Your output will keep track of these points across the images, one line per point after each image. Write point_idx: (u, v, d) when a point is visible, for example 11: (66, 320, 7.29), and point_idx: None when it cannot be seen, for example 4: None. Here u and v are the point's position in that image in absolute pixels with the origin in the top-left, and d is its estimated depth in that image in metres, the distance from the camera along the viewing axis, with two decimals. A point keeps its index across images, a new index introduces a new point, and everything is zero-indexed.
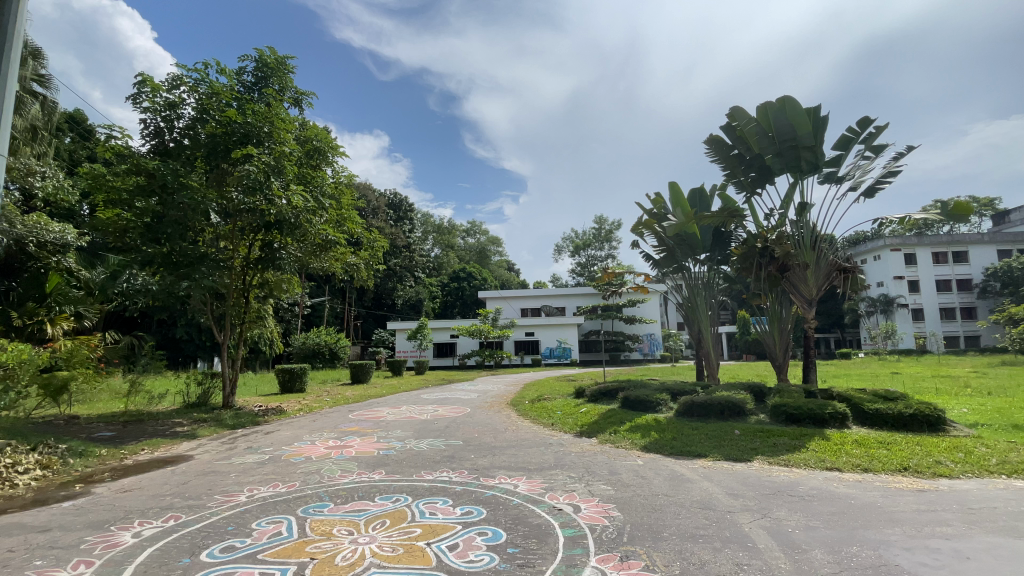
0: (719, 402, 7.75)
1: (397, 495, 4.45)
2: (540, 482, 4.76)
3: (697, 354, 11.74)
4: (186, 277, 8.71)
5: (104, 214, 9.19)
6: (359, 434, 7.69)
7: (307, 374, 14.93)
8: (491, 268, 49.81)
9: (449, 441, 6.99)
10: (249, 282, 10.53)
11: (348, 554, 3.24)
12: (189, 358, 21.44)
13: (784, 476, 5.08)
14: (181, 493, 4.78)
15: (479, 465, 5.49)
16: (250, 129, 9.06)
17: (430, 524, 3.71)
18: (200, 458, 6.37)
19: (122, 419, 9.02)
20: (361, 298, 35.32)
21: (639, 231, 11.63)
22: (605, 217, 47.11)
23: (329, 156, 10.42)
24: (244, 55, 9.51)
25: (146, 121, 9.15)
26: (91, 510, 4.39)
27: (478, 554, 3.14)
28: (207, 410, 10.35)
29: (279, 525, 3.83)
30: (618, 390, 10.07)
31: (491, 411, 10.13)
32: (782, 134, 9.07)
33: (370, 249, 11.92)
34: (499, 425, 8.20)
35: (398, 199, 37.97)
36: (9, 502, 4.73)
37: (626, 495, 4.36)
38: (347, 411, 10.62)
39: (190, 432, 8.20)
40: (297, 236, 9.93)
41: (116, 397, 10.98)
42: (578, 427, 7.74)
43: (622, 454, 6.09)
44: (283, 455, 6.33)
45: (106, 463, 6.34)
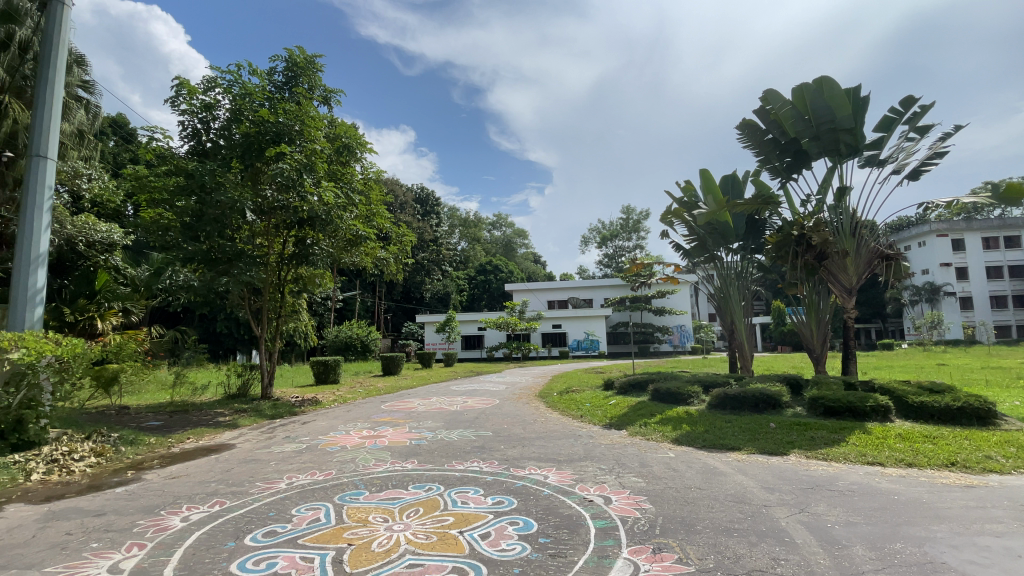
0: (754, 394, 7.54)
1: (429, 484, 4.53)
2: (570, 473, 4.77)
3: (731, 346, 11.44)
4: (226, 274, 9.04)
5: (147, 214, 9.58)
6: (392, 424, 7.86)
7: (340, 366, 15.32)
8: (517, 261, 49.86)
9: (479, 432, 7.06)
10: (284, 277, 10.86)
11: (384, 540, 3.33)
12: (229, 351, 22.22)
13: (823, 470, 4.93)
14: (225, 480, 5.00)
15: (509, 456, 5.53)
16: (282, 128, 9.29)
17: (462, 513, 3.76)
18: (242, 447, 6.64)
19: (169, 409, 9.47)
20: (391, 291, 35.95)
21: (669, 220, 11.43)
22: (631, 207, 46.44)
23: (358, 153, 10.58)
24: (274, 56, 9.75)
25: (184, 123, 9.48)
26: (142, 496, 4.63)
27: (510, 543, 3.18)
28: (247, 401, 10.73)
29: (318, 512, 3.96)
30: (648, 383, 9.99)
31: (520, 402, 10.19)
32: (819, 117, 8.73)
33: (399, 244, 12.04)
34: (528, 417, 8.23)
35: (425, 193, 38.29)
36: (67, 487, 5.04)
37: (658, 488, 4.33)
38: (380, 402, 10.89)
39: (232, 422, 8.55)
40: (329, 231, 10.12)
41: (162, 388, 11.54)
42: (607, 419, 7.72)
43: (653, 446, 6.05)
44: (319, 444, 6.54)
45: (154, 450, 6.68)
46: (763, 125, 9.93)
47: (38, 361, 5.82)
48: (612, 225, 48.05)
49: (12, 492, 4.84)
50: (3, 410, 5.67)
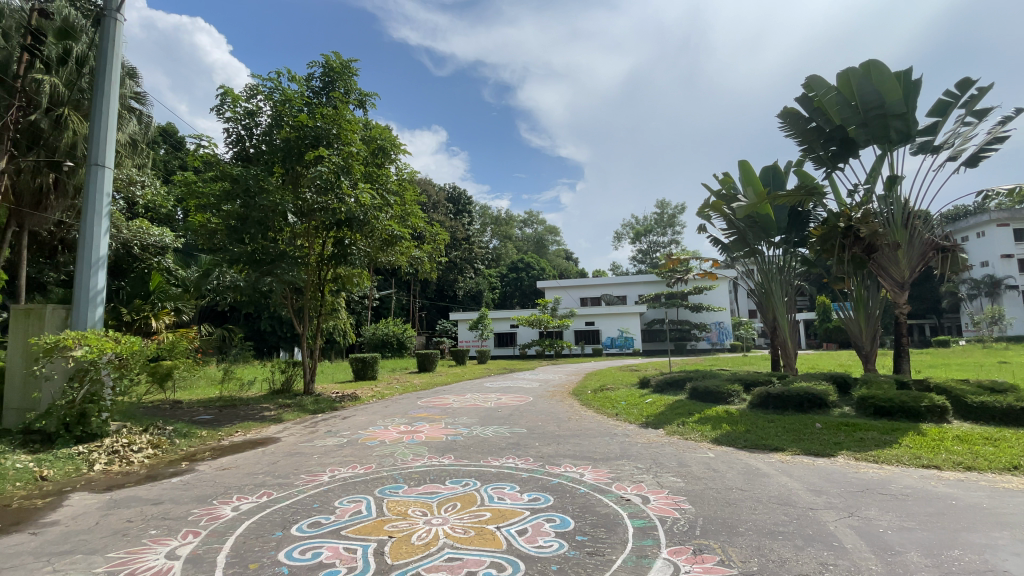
0: (798, 393, 7.28)
1: (466, 479, 4.58)
2: (606, 471, 4.74)
3: (773, 343, 11.07)
4: (269, 274, 9.40)
5: (195, 218, 10.03)
6: (428, 420, 8.01)
7: (378, 362, 15.67)
8: (549, 258, 49.69)
9: (514, 428, 7.10)
10: (324, 276, 11.17)
11: (423, 534, 3.40)
12: (273, 348, 23.11)
13: (873, 473, 4.72)
14: (272, 472, 5.21)
15: (544, 453, 5.54)
16: (321, 132, 9.60)
17: (499, 508, 3.80)
18: (286, 440, 6.89)
19: (218, 404, 9.94)
20: (425, 289, 36.50)
21: (706, 214, 11.12)
22: (666, 202, 45.49)
23: (392, 155, 10.79)
24: (312, 62, 10.03)
25: (229, 130, 9.90)
26: (194, 486, 4.88)
27: (547, 541, 3.18)
28: (291, 396, 11.14)
29: (359, 504, 4.08)
30: (685, 381, 9.79)
31: (553, 400, 10.18)
32: (867, 102, 8.31)
33: (433, 243, 12.20)
34: (563, 415, 8.21)
35: (457, 192, 38.64)
36: (127, 477, 5.37)
37: (697, 488, 4.24)
38: (416, 398, 11.10)
39: (277, 416, 8.89)
40: (366, 232, 10.36)
41: (212, 384, 12.11)
42: (644, 417, 7.62)
43: (692, 446, 5.93)
44: (359, 439, 6.72)
45: (206, 443, 7.03)
46: (806, 113, 9.54)
47: (99, 358, 6.20)
48: (646, 220, 47.25)
49: (78, 481, 5.20)
50: (69, 404, 6.18)
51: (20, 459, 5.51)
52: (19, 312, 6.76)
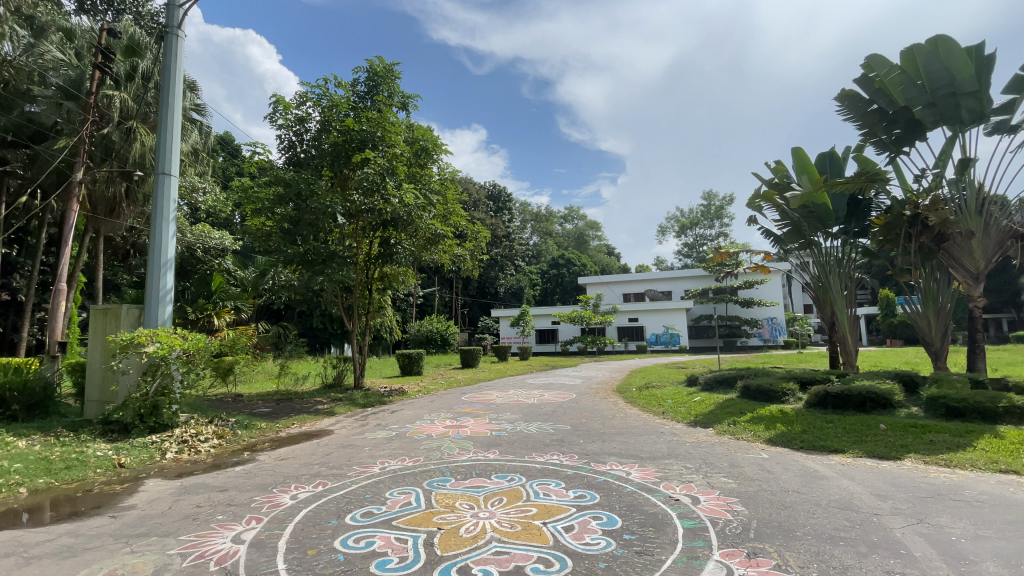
0: (860, 392, 6.88)
1: (511, 475, 4.62)
2: (654, 470, 4.66)
3: (831, 340, 10.51)
4: (321, 273, 9.84)
5: (252, 222, 10.58)
6: (473, 415, 8.13)
7: (423, 358, 16.01)
8: (590, 254, 49.18)
9: (558, 425, 7.09)
10: (371, 275, 11.51)
11: (471, 527, 3.46)
12: (324, 345, 24.12)
13: (945, 478, 4.40)
14: (326, 463, 5.44)
15: (589, 450, 5.50)
16: (366, 135, 9.89)
17: (545, 504, 3.82)
18: (339, 433, 7.18)
19: (275, 397, 10.48)
20: (467, 287, 37.01)
21: (757, 205, 10.68)
22: (713, 193, 43.97)
23: (435, 155, 11.00)
24: (357, 68, 10.37)
25: (282, 137, 10.40)
26: (256, 475, 5.18)
27: (594, 538, 3.17)
28: (342, 390, 11.60)
29: (409, 495, 4.20)
30: (736, 379, 9.47)
31: (597, 397, 10.10)
32: (934, 80, 7.73)
33: (475, 241, 12.35)
34: (607, 412, 8.12)
35: (498, 190, 38.81)
36: (195, 465, 5.76)
37: (751, 490, 4.09)
38: (461, 393, 11.28)
39: (329, 410, 9.28)
40: (410, 231, 10.60)
41: (269, 378, 12.78)
42: (691, 416, 7.44)
43: (743, 446, 5.74)
44: (407, 432, 6.91)
45: (265, 434, 7.43)
46: (866, 95, 8.98)
47: (169, 354, 6.67)
48: (691, 213, 45.86)
49: (152, 468, 5.62)
50: (143, 397, 6.66)
51: (102, 447, 6.01)
52: (98, 311, 7.33)
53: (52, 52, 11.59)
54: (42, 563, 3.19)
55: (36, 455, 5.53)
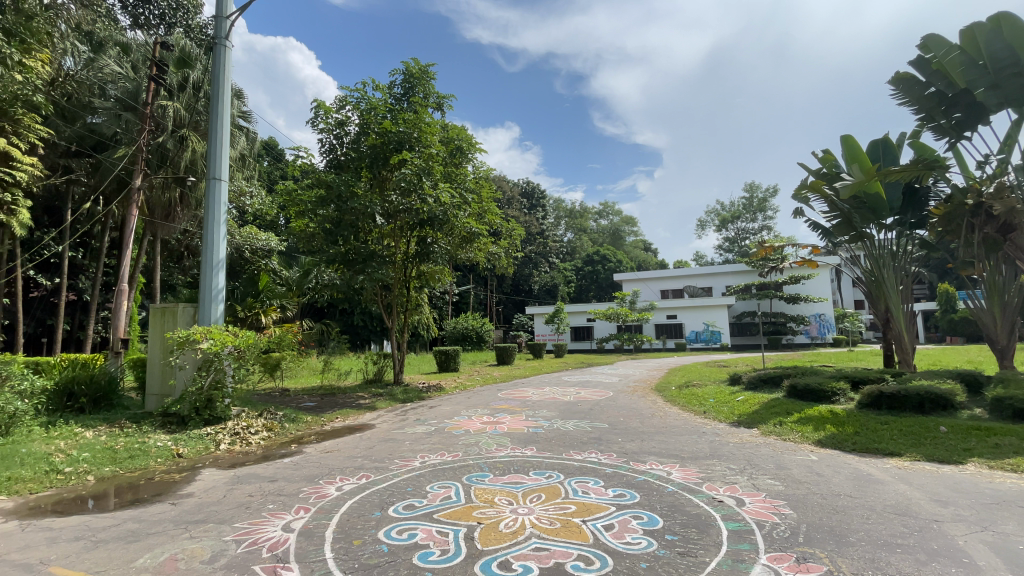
0: (917, 392, 6.51)
1: (549, 472, 4.63)
2: (695, 471, 4.56)
3: (885, 338, 9.96)
4: (361, 272, 10.13)
5: (296, 223, 10.96)
6: (510, 411, 8.17)
7: (460, 355, 16.20)
8: (626, 249, 48.41)
9: (595, 423, 7.05)
10: (409, 273, 11.74)
11: (510, 522, 3.49)
12: (365, 341, 24.80)
13: (1014, 484, 4.11)
14: (369, 456, 5.61)
15: (628, 449, 5.44)
16: (403, 136, 10.08)
17: (584, 502, 3.80)
18: (380, 427, 7.38)
19: (320, 392, 10.87)
20: (501, 285, 37.20)
21: (803, 196, 10.25)
22: (755, 185, 42.40)
23: (470, 153, 11.10)
24: (393, 71, 10.57)
25: (323, 140, 10.73)
26: (303, 466, 5.39)
27: (635, 537, 3.14)
28: (382, 385, 11.92)
29: (448, 490, 4.27)
30: (782, 378, 9.13)
31: (635, 395, 9.97)
32: (997, 60, 7.20)
33: (509, 239, 12.40)
34: (646, 411, 7.99)
35: (531, 187, 38.76)
36: (247, 456, 6.05)
37: (799, 493, 3.95)
38: (497, 389, 11.38)
39: (371, 404, 9.56)
40: (447, 230, 10.75)
41: (314, 374, 13.25)
42: (735, 416, 7.23)
43: (791, 447, 5.54)
44: (445, 428, 7.02)
45: (311, 427, 7.73)
46: (922, 77, 8.44)
47: (222, 350, 7.02)
48: (732, 206, 44.40)
49: (207, 458, 5.95)
50: (199, 390, 7.01)
51: (162, 438, 6.40)
52: (157, 310, 7.79)
53: (110, 66, 12.44)
54: (112, 546, 3.43)
55: (103, 444, 5.94)
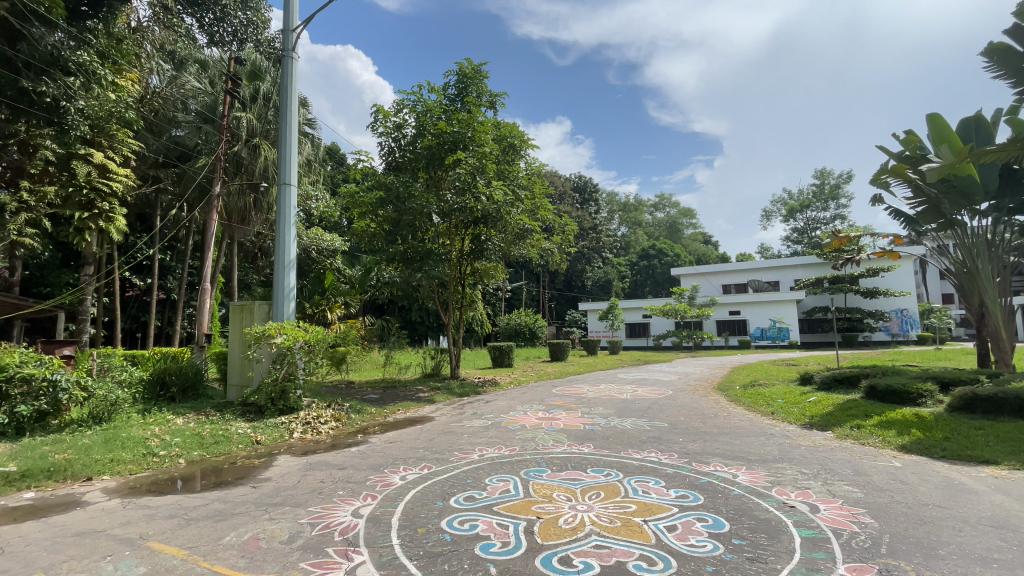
0: (1019, 396, 5.88)
1: (608, 469, 4.59)
2: (764, 474, 4.36)
3: (979, 335, 9.06)
4: (419, 270, 10.48)
5: (358, 224, 11.46)
6: (566, 408, 8.16)
7: (513, 351, 16.32)
8: (684, 243, 46.75)
9: (654, 421, 6.90)
10: (464, 270, 11.97)
11: (570, 518, 3.50)
12: (422, 336, 25.59)
13: None
14: (430, 448, 5.79)
15: (690, 449, 5.29)
16: (458, 136, 10.29)
17: (645, 501, 3.74)
18: (439, 420, 7.60)
19: (382, 385, 11.36)
20: (554, 280, 37.08)
21: (883, 182, 9.48)
22: (827, 170, 39.59)
23: (522, 150, 11.15)
24: (447, 72, 10.80)
25: (382, 144, 11.16)
26: (369, 455, 5.66)
27: (700, 540, 3.05)
28: (440, 379, 12.27)
29: (507, 483, 4.34)
30: (860, 378, 8.50)
31: (696, 394, 9.66)
32: None
33: (562, 234, 12.33)
34: (708, 411, 7.73)
35: (584, 181, 38.23)
36: (318, 444, 6.43)
37: (879, 501, 3.69)
38: (552, 385, 11.39)
39: (430, 398, 9.87)
40: (500, 227, 10.88)
41: (376, 368, 13.84)
42: (806, 417, 6.85)
43: (870, 452, 5.17)
44: (502, 422, 7.12)
45: (375, 418, 8.09)
46: (1020, 46, 7.56)
47: (294, 345, 7.51)
48: (801, 194, 41.73)
49: (282, 445, 6.37)
50: (274, 382, 7.51)
51: (242, 426, 6.92)
52: (236, 307, 8.40)
53: (191, 82, 13.38)
54: (203, 524, 3.77)
55: (192, 430, 6.50)
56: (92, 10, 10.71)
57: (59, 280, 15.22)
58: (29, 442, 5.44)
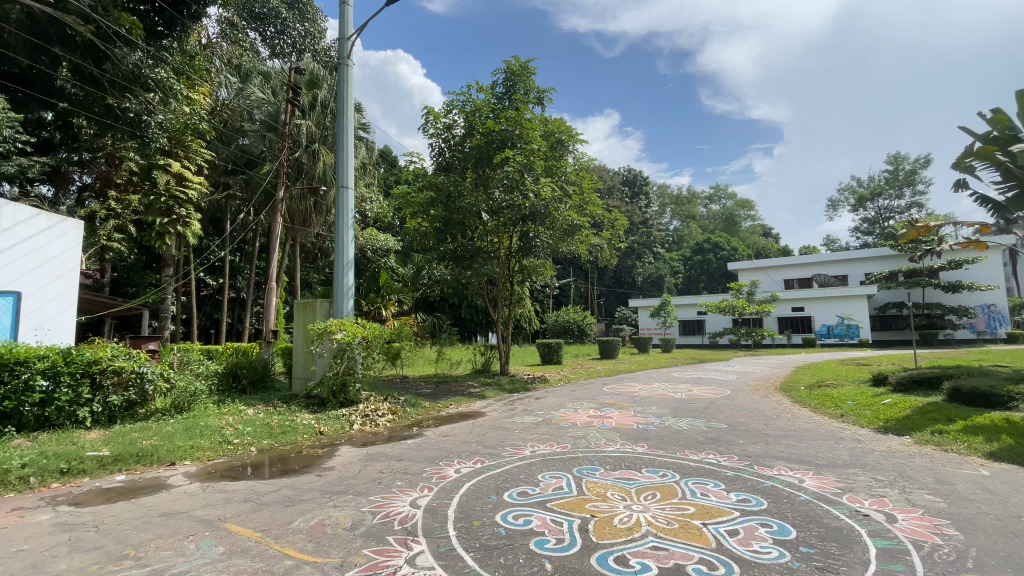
0: None
1: (663, 470, 4.49)
2: (833, 480, 4.12)
3: None
4: (469, 267, 10.65)
5: (410, 224, 11.77)
6: (618, 406, 8.05)
7: (563, 348, 16.25)
8: (741, 236, 44.69)
9: (712, 422, 6.68)
10: (513, 268, 12.05)
11: (625, 518, 3.46)
12: (472, 333, 26.00)
13: None
14: (483, 443, 5.89)
15: (751, 452, 5.08)
16: (506, 134, 10.37)
17: (703, 504, 3.63)
18: (491, 415, 7.70)
19: (434, 380, 11.66)
20: (603, 277, 36.59)
21: (967, 165, 8.65)
22: (901, 155, 36.61)
23: (570, 145, 11.06)
24: (496, 71, 10.88)
25: (433, 145, 11.40)
26: (425, 448, 5.84)
27: (764, 546, 2.93)
28: (490, 375, 12.43)
29: (560, 480, 4.35)
30: (942, 379, 7.84)
31: (755, 395, 9.24)
32: None
33: (612, 230, 12.13)
34: (770, 412, 7.39)
35: (633, 174, 37.39)
36: (375, 436, 6.69)
37: (966, 512, 3.40)
38: (603, 384, 11.26)
39: (480, 393, 10.02)
40: (549, 223, 10.85)
41: (428, 363, 14.20)
42: (879, 421, 6.40)
43: (954, 460, 4.76)
44: (553, 419, 7.13)
45: (428, 412, 8.31)
46: None
47: (353, 340, 7.84)
48: (872, 181, 38.81)
49: (343, 436, 6.68)
50: (335, 375, 7.88)
51: (307, 417, 7.32)
52: (299, 305, 8.88)
53: (256, 94, 14.06)
54: (275, 508, 4.03)
55: (261, 420, 6.95)
56: (167, 31, 11.27)
57: (144, 281, 16.70)
58: (119, 428, 5.99)
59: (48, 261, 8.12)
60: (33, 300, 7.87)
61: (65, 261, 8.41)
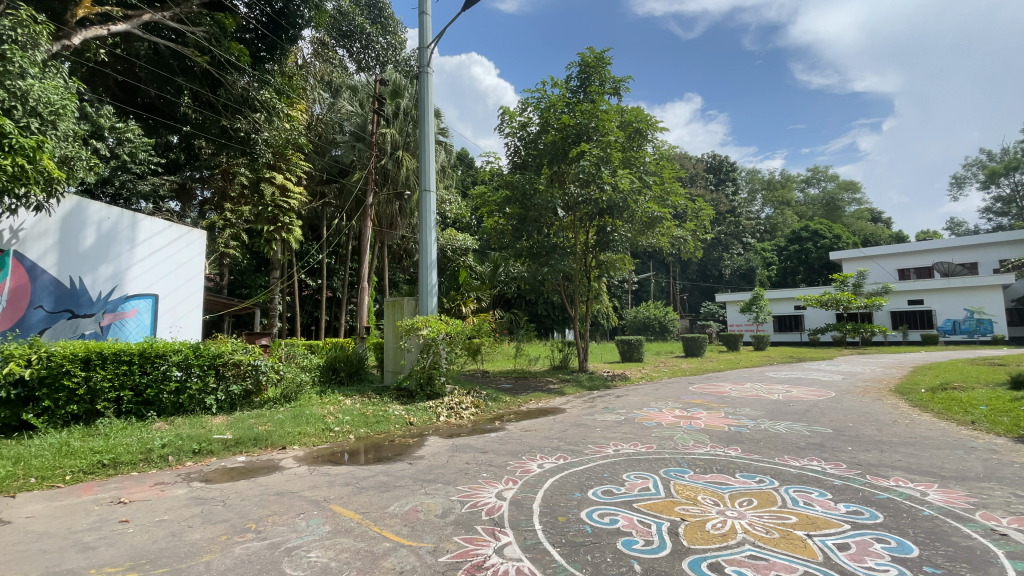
0: None
1: (760, 476, 4.23)
2: (963, 495, 3.64)
3: None
4: (546, 263, 10.69)
5: (488, 222, 12.03)
6: (706, 407, 7.68)
7: (643, 345, 15.77)
8: (845, 222, 40.52)
9: (814, 426, 6.16)
10: (590, 263, 11.90)
11: (718, 524, 3.31)
12: (549, 329, 26.06)
13: None
14: (565, 439, 5.90)
15: (861, 460, 4.63)
16: (581, 128, 10.24)
17: (807, 514, 3.38)
18: (571, 412, 7.68)
19: (514, 375, 11.87)
20: (686, 270, 35.04)
21: None
22: None
23: (648, 134, 10.67)
24: (570, 65, 10.79)
25: (509, 144, 11.55)
26: (508, 441, 5.97)
27: (880, 563, 2.68)
28: (569, 372, 12.41)
29: (647, 481, 4.25)
30: None
31: (865, 398, 8.37)
32: None
33: (695, 221, 11.59)
34: (883, 417, 6.66)
35: (718, 160, 35.28)
36: (460, 428, 6.96)
37: None
38: (688, 382, 10.81)
39: (560, 389, 10.04)
40: (626, 217, 10.59)
41: (507, 359, 14.46)
42: (1021, 431, 5.54)
43: None
44: (637, 419, 6.95)
45: (509, 407, 8.48)
46: None
47: (437, 336, 8.21)
48: (1008, 153, 33.47)
49: (430, 427, 7.02)
50: (422, 369, 8.28)
51: (397, 408, 7.78)
52: (389, 304, 9.45)
53: (347, 107, 15.32)
54: (373, 492, 4.35)
55: (358, 410, 7.49)
56: (269, 55, 12.34)
57: (254, 283, 18.60)
58: (239, 415, 6.75)
59: (178, 267, 9.28)
60: (168, 300, 9.09)
61: (193, 267, 9.56)
